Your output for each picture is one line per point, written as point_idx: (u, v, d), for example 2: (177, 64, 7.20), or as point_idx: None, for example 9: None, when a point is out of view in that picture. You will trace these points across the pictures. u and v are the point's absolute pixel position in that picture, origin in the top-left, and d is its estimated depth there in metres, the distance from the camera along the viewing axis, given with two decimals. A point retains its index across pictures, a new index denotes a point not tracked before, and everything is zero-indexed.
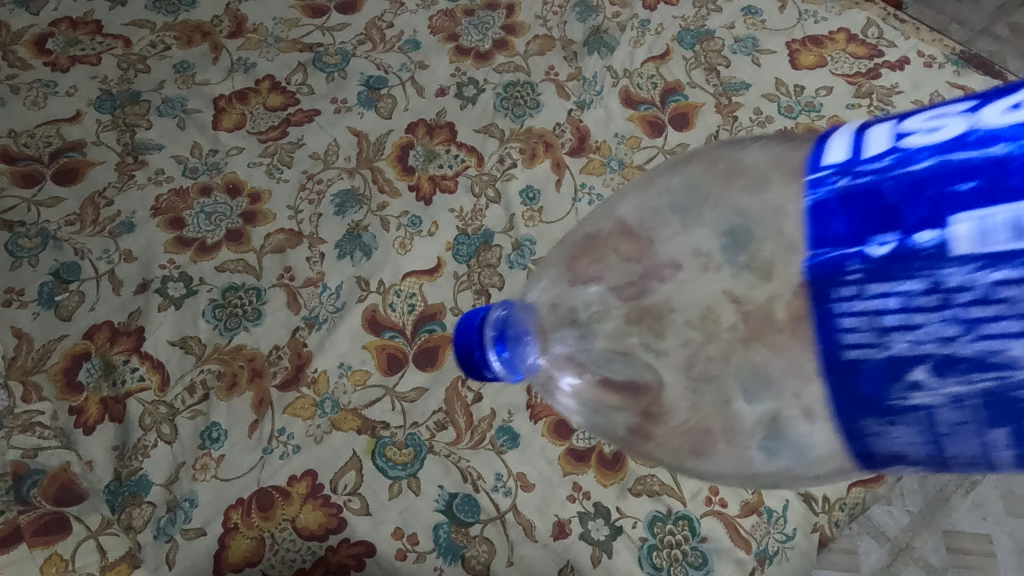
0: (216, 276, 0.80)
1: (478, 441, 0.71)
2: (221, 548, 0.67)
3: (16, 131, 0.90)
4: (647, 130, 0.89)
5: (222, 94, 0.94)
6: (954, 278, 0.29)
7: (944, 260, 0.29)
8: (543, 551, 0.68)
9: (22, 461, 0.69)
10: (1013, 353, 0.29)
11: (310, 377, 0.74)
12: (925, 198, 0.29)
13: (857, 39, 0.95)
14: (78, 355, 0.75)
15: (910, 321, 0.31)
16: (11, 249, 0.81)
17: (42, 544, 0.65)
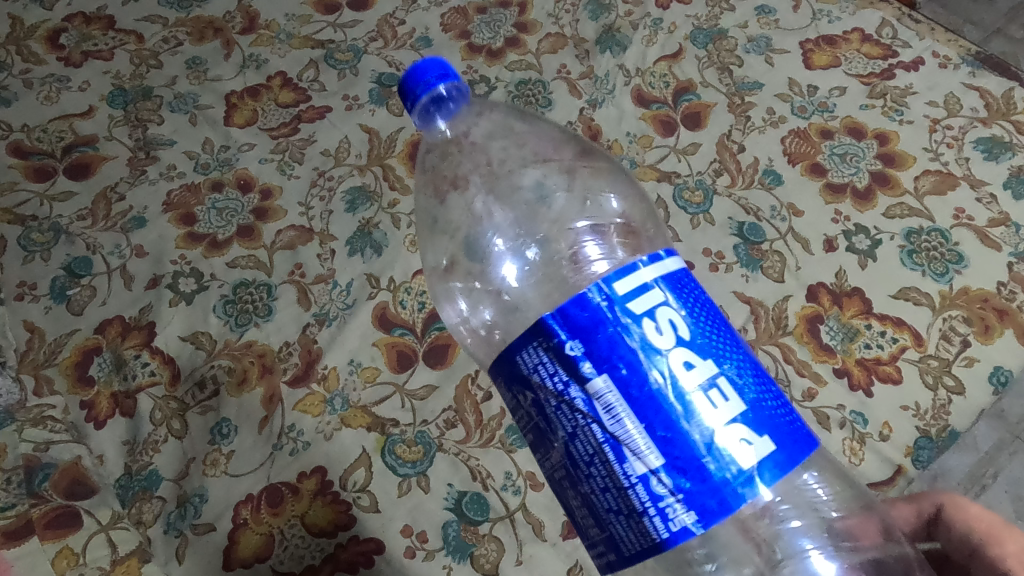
0: (227, 272, 0.80)
1: (487, 439, 0.70)
2: (230, 545, 0.66)
3: (30, 126, 0.90)
4: (659, 129, 0.89)
5: (233, 90, 0.94)
6: (582, 400, 0.34)
7: (584, 380, 0.34)
8: (552, 550, 0.66)
9: (34, 454, 0.69)
10: (561, 440, 0.35)
11: (320, 374, 0.74)
12: (614, 357, 0.34)
13: (872, 39, 0.95)
14: (89, 349, 0.75)
15: (550, 400, 0.35)
16: (24, 243, 0.82)
17: (54, 537, 0.65)
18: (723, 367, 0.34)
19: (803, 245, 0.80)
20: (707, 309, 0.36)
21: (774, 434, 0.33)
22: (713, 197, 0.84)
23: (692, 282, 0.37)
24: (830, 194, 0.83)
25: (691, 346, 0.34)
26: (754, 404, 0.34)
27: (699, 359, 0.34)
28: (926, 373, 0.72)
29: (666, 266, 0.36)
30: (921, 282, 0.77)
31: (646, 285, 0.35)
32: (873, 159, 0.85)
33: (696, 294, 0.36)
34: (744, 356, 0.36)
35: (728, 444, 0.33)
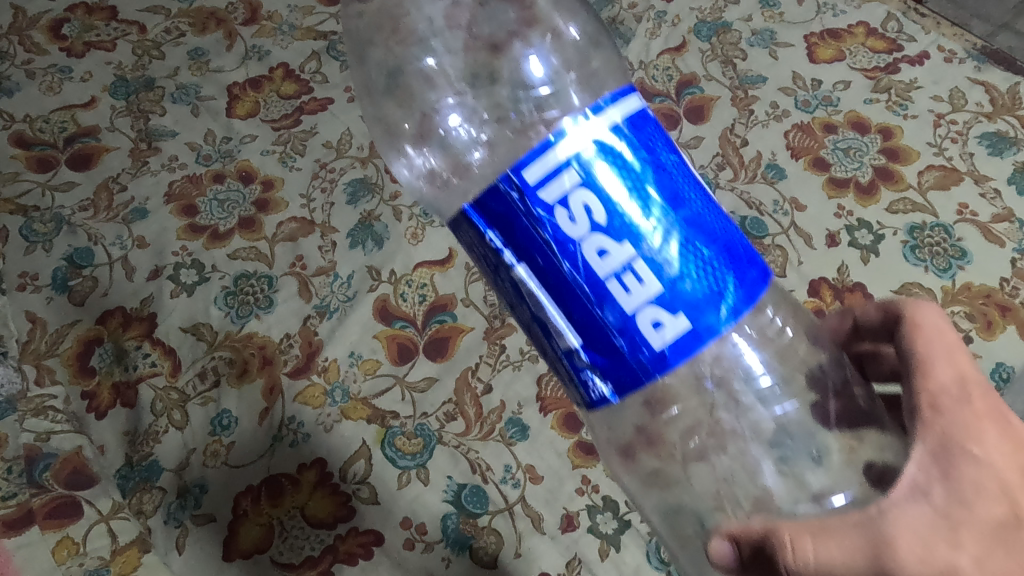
0: (228, 263, 0.80)
1: (487, 432, 0.70)
2: (230, 535, 0.67)
3: (32, 116, 0.90)
4: (661, 122, 0.88)
5: (235, 81, 0.94)
6: (512, 284, 0.36)
7: (510, 267, 0.36)
8: (551, 543, 0.66)
9: (36, 444, 0.70)
10: (510, 306, 0.38)
11: (320, 366, 0.74)
12: (531, 248, 0.34)
13: (877, 33, 0.94)
14: (90, 340, 0.75)
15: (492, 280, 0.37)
16: (25, 234, 0.82)
17: (55, 527, 0.66)
18: (642, 246, 0.33)
19: (806, 239, 0.80)
20: (638, 169, 0.34)
21: (689, 312, 0.33)
22: (715, 191, 0.83)
23: (626, 138, 0.34)
24: (833, 188, 0.82)
25: (604, 229, 0.33)
26: (672, 282, 0.33)
27: (613, 244, 0.33)
28: None
29: (594, 123, 0.34)
30: (923, 277, 0.77)
31: (561, 161, 0.33)
32: (877, 153, 0.84)
33: (628, 153, 0.34)
34: (675, 221, 0.34)
35: (640, 327, 0.33)
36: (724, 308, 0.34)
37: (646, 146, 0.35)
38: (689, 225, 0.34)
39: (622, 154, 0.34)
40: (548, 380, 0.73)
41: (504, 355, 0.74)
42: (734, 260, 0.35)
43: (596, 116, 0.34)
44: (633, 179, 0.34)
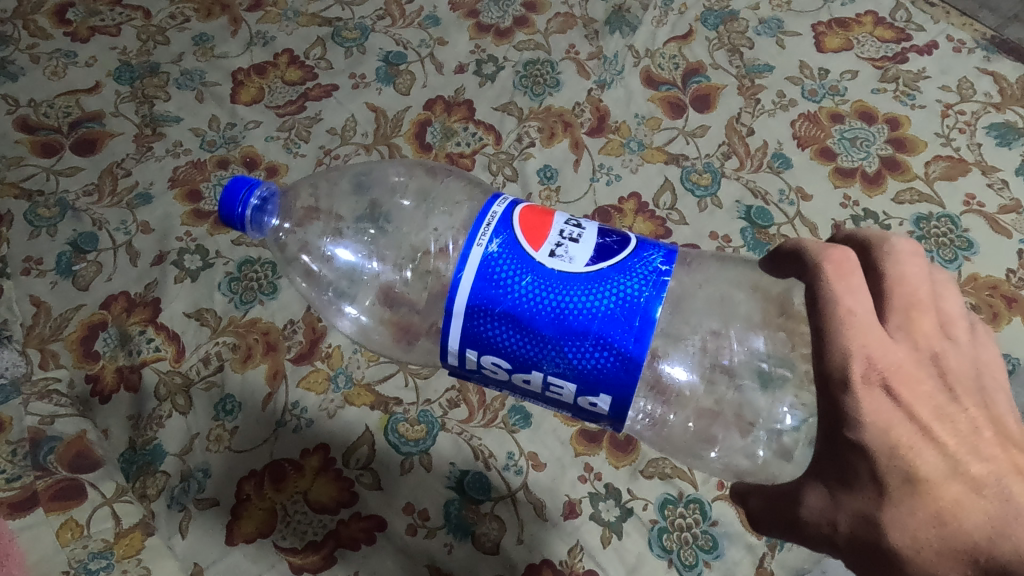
0: (231, 249, 0.80)
1: (490, 419, 0.70)
2: (233, 519, 0.67)
3: (36, 101, 0.90)
4: (667, 111, 0.88)
5: (240, 67, 0.94)
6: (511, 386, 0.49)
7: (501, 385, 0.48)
8: (553, 530, 0.66)
9: (40, 427, 0.69)
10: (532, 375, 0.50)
11: (323, 352, 0.74)
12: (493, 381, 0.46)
13: (885, 22, 0.93)
14: (94, 324, 0.75)
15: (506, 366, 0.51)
16: (30, 218, 0.82)
17: (59, 509, 0.66)
18: (543, 366, 0.42)
19: (812, 230, 0.79)
20: (508, 318, 0.42)
21: (600, 388, 0.41)
22: (720, 180, 0.83)
23: (483, 308, 0.42)
24: (839, 178, 0.82)
25: (513, 365, 0.43)
26: (578, 373, 0.42)
27: (526, 371, 0.43)
28: None
29: (455, 323, 0.42)
30: None
31: (456, 346, 0.44)
32: (884, 143, 0.84)
33: (491, 316, 0.42)
34: (550, 340, 0.41)
35: (582, 404, 0.43)
36: (624, 372, 0.40)
37: (499, 301, 0.42)
38: (564, 334, 0.41)
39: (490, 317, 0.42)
40: None
41: None
42: (612, 329, 0.40)
43: (453, 316, 0.42)
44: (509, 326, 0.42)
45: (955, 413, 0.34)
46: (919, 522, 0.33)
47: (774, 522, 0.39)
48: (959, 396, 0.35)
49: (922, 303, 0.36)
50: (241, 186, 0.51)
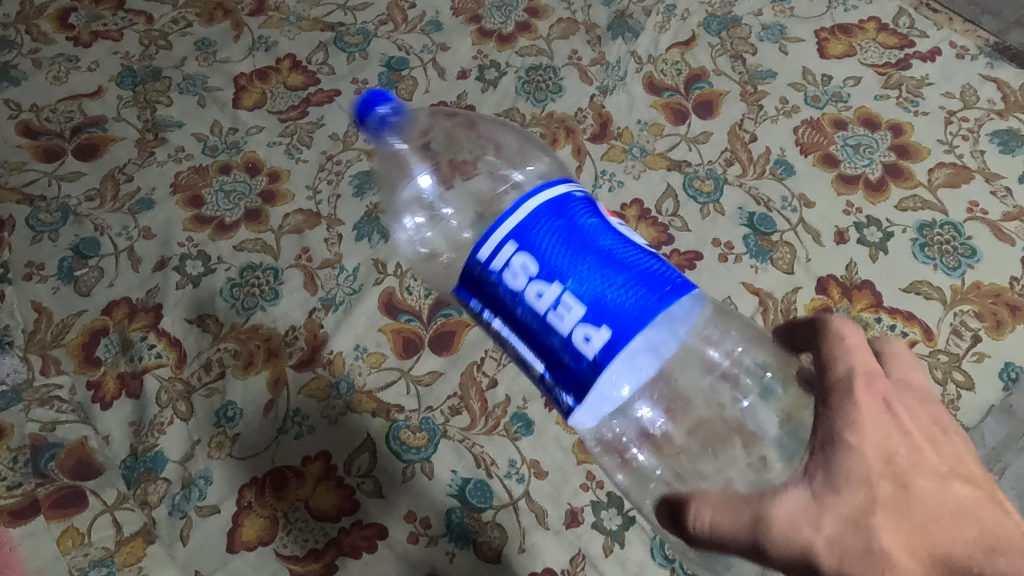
0: (234, 255, 0.80)
1: (492, 426, 0.70)
2: (234, 527, 0.66)
3: (39, 105, 0.90)
4: (670, 117, 0.88)
5: (243, 72, 0.94)
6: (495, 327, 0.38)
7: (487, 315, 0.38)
8: (555, 539, 0.66)
9: (41, 434, 0.69)
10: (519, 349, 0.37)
11: (325, 360, 0.74)
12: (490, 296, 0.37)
13: (888, 28, 0.93)
14: (96, 330, 0.75)
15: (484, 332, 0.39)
16: (32, 224, 0.82)
17: (60, 517, 0.65)
18: (566, 278, 0.34)
19: (814, 236, 0.79)
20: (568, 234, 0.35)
21: (611, 323, 0.33)
22: (723, 186, 0.83)
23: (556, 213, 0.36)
24: (842, 186, 0.82)
25: (532, 273, 0.35)
26: (596, 298, 0.34)
27: (545, 284, 0.35)
28: (934, 368, 0.71)
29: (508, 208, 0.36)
30: (932, 275, 0.76)
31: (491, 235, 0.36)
32: (887, 150, 0.84)
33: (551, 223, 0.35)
34: (591, 256, 0.34)
35: (574, 347, 0.34)
36: (644, 316, 0.33)
37: (572, 216, 0.36)
38: (605, 260, 0.35)
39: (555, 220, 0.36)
40: None
41: None
42: (650, 277, 0.34)
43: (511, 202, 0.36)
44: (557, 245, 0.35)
45: (944, 443, 0.34)
46: (910, 527, 0.31)
47: (734, 534, 0.34)
48: (948, 434, 0.35)
49: (911, 364, 0.37)
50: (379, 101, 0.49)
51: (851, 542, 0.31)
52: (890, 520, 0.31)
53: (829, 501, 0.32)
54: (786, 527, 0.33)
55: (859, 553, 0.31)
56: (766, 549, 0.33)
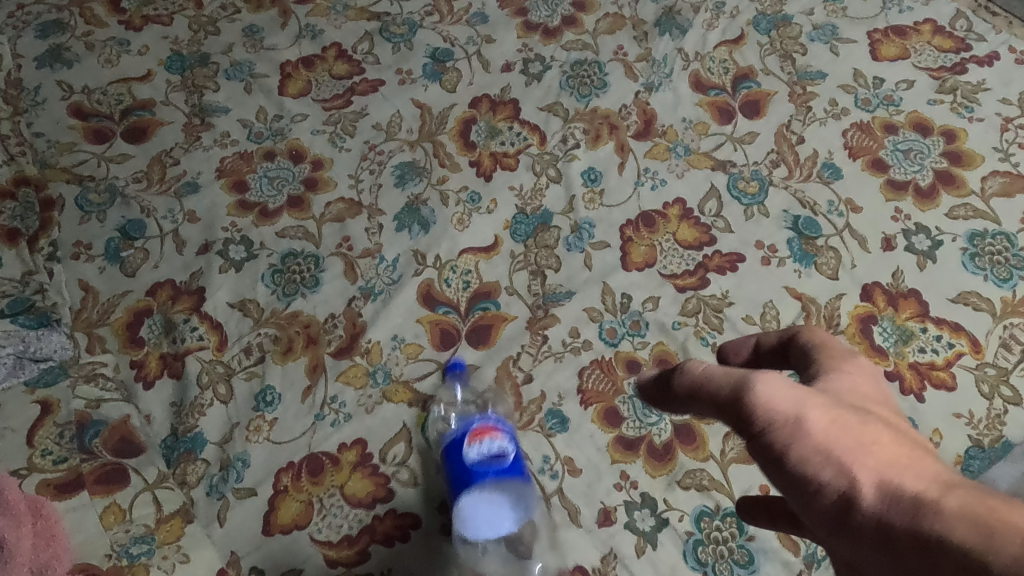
0: (276, 242, 0.81)
1: (527, 422, 0.70)
2: (270, 510, 0.66)
3: (90, 87, 0.92)
4: (715, 116, 0.87)
5: (289, 60, 0.95)
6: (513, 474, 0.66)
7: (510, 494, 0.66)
8: (587, 537, 0.64)
9: (86, 411, 0.70)
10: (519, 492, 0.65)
11: (363, 348, 0.74)
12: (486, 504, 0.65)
13: (944, 31, 0.91)
14: (141, 311, 0.77)
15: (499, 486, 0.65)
16: (80, 204, 0.83)
17: (103, 493, 0.65)
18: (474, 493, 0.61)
19: (860, 242, 0.78)
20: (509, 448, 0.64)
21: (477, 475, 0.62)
22: (768, 188, 0.82)
23: (478, 438, 0.63)
24: (891, 192, 0.80)
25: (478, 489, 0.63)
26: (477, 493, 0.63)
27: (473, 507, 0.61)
28: (981, 382, 0.70)
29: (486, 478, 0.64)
30: (981, 287, 0.74)
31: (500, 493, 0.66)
32: (938, 156, 0.82)
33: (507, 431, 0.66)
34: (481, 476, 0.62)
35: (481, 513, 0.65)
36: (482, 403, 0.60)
37: (504, 442, 0.64)
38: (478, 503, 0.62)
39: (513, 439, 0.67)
40: (588, 373, 0.72)
41: (546, 345, 0.74)
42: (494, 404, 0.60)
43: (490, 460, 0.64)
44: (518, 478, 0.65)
45: None
46: (930, 494, 0.25)
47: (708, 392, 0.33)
48: None
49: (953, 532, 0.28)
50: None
51: (835, 427, 0.28)
52: (865, 419, 0.29)
53: (824, 395, 0.30)
54: (770, 386, 0.30)
55: (844, 435, 0.28)
56: (745, 398, 0.30)
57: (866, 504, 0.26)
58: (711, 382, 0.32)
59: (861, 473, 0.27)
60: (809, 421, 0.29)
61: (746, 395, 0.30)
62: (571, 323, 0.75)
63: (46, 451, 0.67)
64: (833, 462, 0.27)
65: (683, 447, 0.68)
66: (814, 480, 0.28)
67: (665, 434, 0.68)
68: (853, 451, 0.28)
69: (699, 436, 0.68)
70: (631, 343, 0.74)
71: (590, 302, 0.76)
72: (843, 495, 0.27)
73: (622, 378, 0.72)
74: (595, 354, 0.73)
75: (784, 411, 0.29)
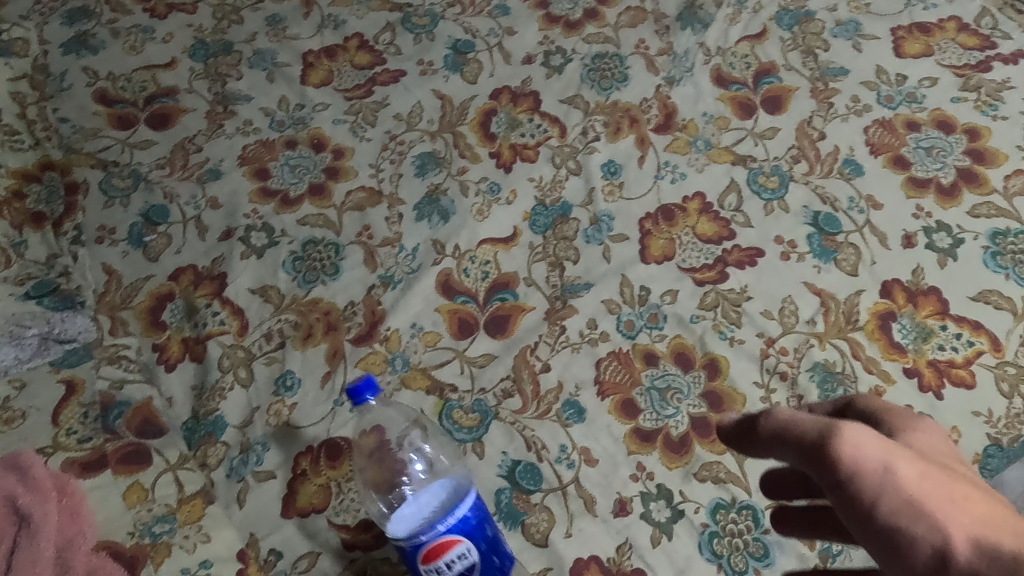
0: (297, 229, 0.81)
1: (544, 411, 0.70)
2: (289, 493, 0.67)
3: (115, 74, 0.93)
4: (736, 111, 0.87)
5: (311, 49, 0.95)
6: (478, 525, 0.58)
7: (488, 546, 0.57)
8: (602, 527, 0.65)
9: (110, 392, 0.71)
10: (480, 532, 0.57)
11: (382, 335, 0.75)
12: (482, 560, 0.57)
13: (969, 29, 0.91)
14: (163, 295, 0.77)
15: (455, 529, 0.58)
16: (104, 189, 0.84)
17: (127, 472, 0.66)
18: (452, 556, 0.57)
19: (880, 239, 0.77)
20: (473, 554, 0.55)
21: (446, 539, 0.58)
22: (789, 184, 0.81)
23: (431, 560, 0.54)
24: (912, 189, 0.80)
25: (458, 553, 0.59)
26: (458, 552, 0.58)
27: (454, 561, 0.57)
28: (1001, 380, 0.69)
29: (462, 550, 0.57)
30: (1003, 285, 0.74)
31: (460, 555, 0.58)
32: (961, 154, 0.81)
33: (474, 527, 0.56)
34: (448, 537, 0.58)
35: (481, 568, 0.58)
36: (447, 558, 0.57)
37: (462, 553, 0.55)
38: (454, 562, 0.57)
39: (485, 524, 0.57)
40: (606, 364, 0.72)
41: (564, 335, 0.74)
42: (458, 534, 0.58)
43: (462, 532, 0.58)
44: (496, 567, 0.57)
45: None
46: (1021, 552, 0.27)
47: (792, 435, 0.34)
48: None
49: None
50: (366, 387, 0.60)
51: (925, 483, 0.31)
52: (951, 478, 0.31)
53: (908, 450, 0.32)
54: (860, 433, 0.32)
55: (934, 490, 0.30)
56: (836, 445, 0.31)
57: (959, 559, 0.28)
58: (800, 425, 0.34)
59: (956, 530, 0.29)
60: (900, 475, 0.31)
61: (835, 440, 0.32)
62: (589, 315, 0.75)
63: (70, 430, 0.68)
64: (925, 518, 0.30)
65: (699, 441, 0.68)
66: (901, 531, 0.30)
67: (682, 426, 0.69)
68: (939, 506, 0.30)
69: (715, 429, 0.68)
70: (649, 336, 0.74)
71: (608, 294, 0.76)
72: (933, 546, 0.29)
73: (639, 370, 0.72)
74: (612, 346, 0.73)
75: (875, 463, 0.31)
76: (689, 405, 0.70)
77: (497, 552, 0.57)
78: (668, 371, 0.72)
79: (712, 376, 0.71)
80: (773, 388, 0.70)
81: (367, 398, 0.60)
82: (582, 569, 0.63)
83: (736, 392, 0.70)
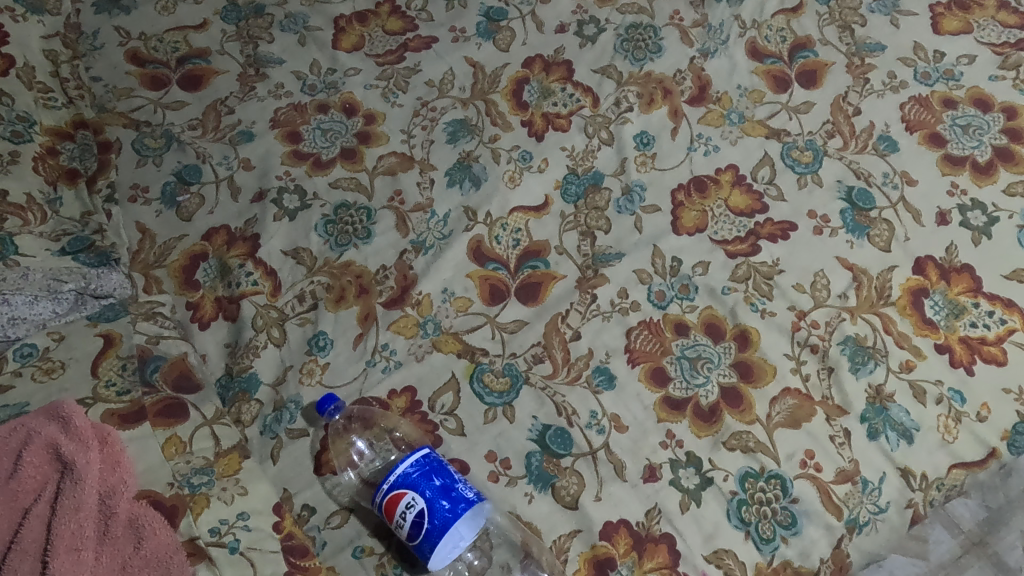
0: (329, 192, 0.81)
1: (574, 377, 0.71)
2: (321, 450, 0.68)
3: (147, 35, 0.93)
4: (772, 85, 0.86)
5: (342, 14, 0.95)
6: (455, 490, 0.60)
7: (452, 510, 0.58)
8: (631, 492, 0.65)
9: (146, 346, 0.72)
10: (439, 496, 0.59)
11: (414, 299, 0.75)
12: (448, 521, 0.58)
13: (1008, 7, 0.90)
14: (196, 255, 0.78)
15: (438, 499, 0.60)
16: (137, 148, 0.84)
17: (164, 425, 0.67)
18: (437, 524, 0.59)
19: (914, 216, 0.77)
20: (418, 502, 0.58)
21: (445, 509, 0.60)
22: (823, 158, 0.81)
23: (391, 515, 0.60)
24: (948, 166, 0.79)
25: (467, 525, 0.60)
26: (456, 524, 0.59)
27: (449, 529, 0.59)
28: None
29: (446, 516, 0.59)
30: None
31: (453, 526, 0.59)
32: (998, 133, 0.81)
33: (418, 479, 0.59)
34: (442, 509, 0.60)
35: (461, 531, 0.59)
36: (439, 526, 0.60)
37: (408, 502, 0.59)
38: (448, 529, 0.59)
39: (433, 476, 0.60)
40: (636, 333, 0.72)
41: (594, 304, 0.74)
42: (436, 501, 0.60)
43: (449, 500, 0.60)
44: (450, 513, 0.58)
45: None
46: None
47: None
48: None
49: None
50: (328, 401, 0.67)
51: None
52: None
53: None
54: None
55: None
56: None
57: None
58: None
59: None
60: None
61: None
62: (620, 284, 0.75)
63: (109, 382, 0.68)
64: None
65: (729, 411, 0.68)
66: None
67: (712, 396, 0.69)
68: None
69: (746, 400, 0.69)
70: (680, 306, 0.74)
71: (640, 264, 0.76)
72: None
73: (669, 340, 0.72)
74: (643, 316, 0.74)
75: None
76: (719, 375, 0.70)
77: (449, 498, 0.59)
78: (698, 341, 0.72)
79: (742, 347, 0.71)
80: (804, 360, 0.71)
81: (331, 410, 0.66)
82: (612, 532, 0.64)
83: (766, 363, 0.70)
